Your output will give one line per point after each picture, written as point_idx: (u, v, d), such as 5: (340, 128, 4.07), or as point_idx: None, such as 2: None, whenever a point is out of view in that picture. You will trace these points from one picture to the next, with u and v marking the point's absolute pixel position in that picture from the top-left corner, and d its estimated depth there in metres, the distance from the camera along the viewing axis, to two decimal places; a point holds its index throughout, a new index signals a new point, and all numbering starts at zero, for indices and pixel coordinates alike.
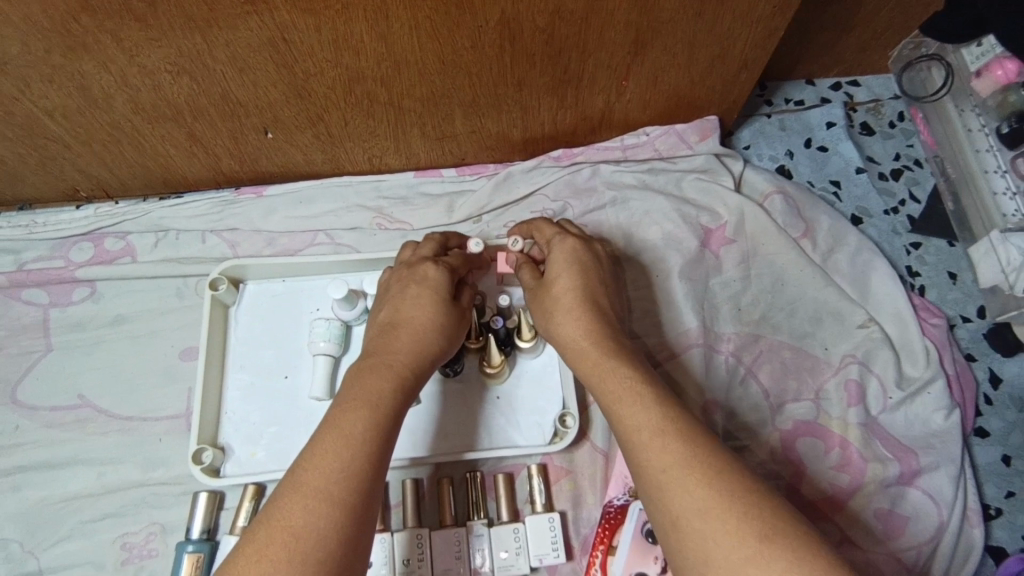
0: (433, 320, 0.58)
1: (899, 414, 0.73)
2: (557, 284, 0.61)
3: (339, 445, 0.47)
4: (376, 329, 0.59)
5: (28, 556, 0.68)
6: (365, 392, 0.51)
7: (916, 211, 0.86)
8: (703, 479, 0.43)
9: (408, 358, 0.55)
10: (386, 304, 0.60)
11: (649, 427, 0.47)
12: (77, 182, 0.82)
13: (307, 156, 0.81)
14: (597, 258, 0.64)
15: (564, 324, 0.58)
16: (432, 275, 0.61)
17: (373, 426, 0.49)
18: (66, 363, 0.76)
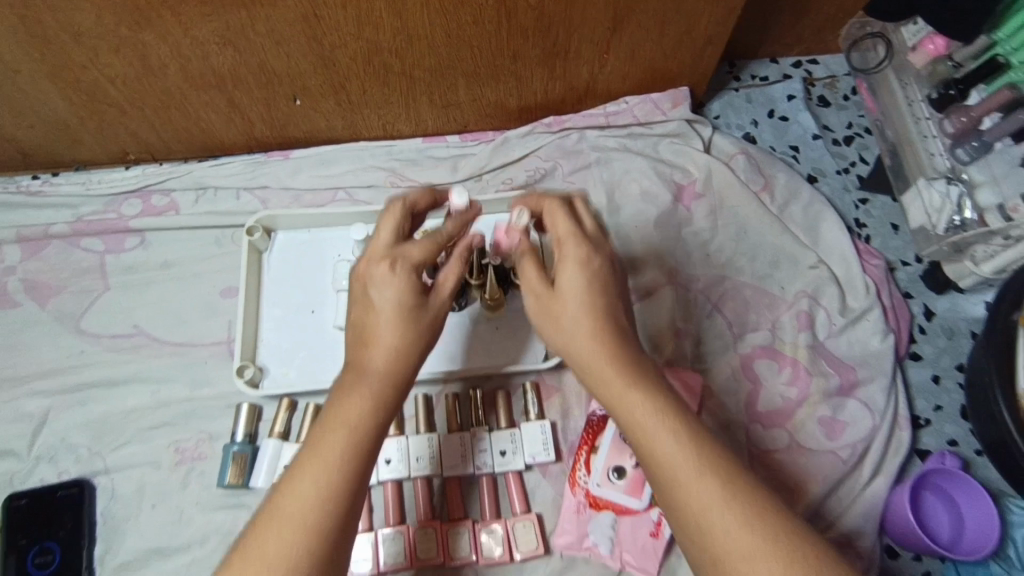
0: (405, 332, 0.54)
1: (842, 338, 0.84)
2: (570, 303, 0.55)
3: (317, 478, 0.48)
4: (349, 337, 0.56)
5: (97, 457, 0.80)
6: (343, 419, 0.51)
7: (864, 171, 0.98)
8: (746, 527, 0.45)
9: (384, 376, 0.53)
10: (356, 309, 0.56)
11: (684, 468, 0.48)
12: (127, 145, 0.93)
13: (329, 122, 0.93)
14: (609, 263, 0.58)
15: (584, 345, 0.54)
16: (397, 284, 0.56)
17: (348, 454, 0.50)
18: (122, 299, 0.88)
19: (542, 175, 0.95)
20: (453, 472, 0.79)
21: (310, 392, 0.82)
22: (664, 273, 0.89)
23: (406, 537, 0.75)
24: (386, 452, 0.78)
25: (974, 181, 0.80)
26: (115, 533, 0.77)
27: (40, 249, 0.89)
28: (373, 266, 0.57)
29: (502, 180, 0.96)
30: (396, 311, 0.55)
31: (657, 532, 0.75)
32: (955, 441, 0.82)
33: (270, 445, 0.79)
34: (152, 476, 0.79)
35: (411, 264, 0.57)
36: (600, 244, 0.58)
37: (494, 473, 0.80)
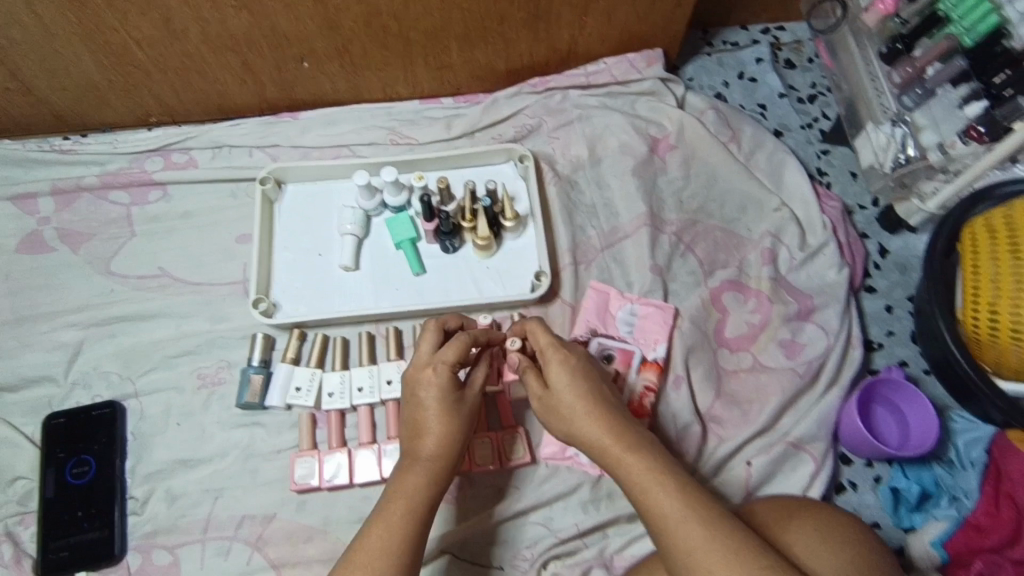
0: (450, 424, 0.70)
1: (802, 271, 0.93)
2: (565, 396, 0.69)
3: (388, 537, 0.63)
4: (405, 430, 0.71)
5: (127, 381, 0.89)
6: (404, 491, 0.66)
7: (826, 126, 1.06)
8: (724, 561, 0.59)
9: (437, 457, 0.69)
10: (409, 406, 0.71)
11: (673, 515, 0.62)
12: (150, 108, 1.03)
13: (334, 84, 1.02)
14: (588, 361, 0.74)
15: (585, 425, 0.68)
16: (436, 384, 0.70)
17: (412, 518, 0.65)
18: (147, 245, 0.97)
19: (529, 132, 1.04)
20: None
21: (318, 323, 0.91)
22: (642, 217, 0.97)
23: None
24: (387, 374, 0.86)
25: (917, 124, 0.87)
26: (144, 448, 0.86)
27: (72, 201, 0.99)
28: (416, 375, 0.71)
29: (492, 136, 1.04)
30: (441, 409, 0.69)
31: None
32: (905, 362, 0.90)
33: (284, 369, 0.87)
34: (176, 399, 0.88)
35: (447, 366, 0.71)
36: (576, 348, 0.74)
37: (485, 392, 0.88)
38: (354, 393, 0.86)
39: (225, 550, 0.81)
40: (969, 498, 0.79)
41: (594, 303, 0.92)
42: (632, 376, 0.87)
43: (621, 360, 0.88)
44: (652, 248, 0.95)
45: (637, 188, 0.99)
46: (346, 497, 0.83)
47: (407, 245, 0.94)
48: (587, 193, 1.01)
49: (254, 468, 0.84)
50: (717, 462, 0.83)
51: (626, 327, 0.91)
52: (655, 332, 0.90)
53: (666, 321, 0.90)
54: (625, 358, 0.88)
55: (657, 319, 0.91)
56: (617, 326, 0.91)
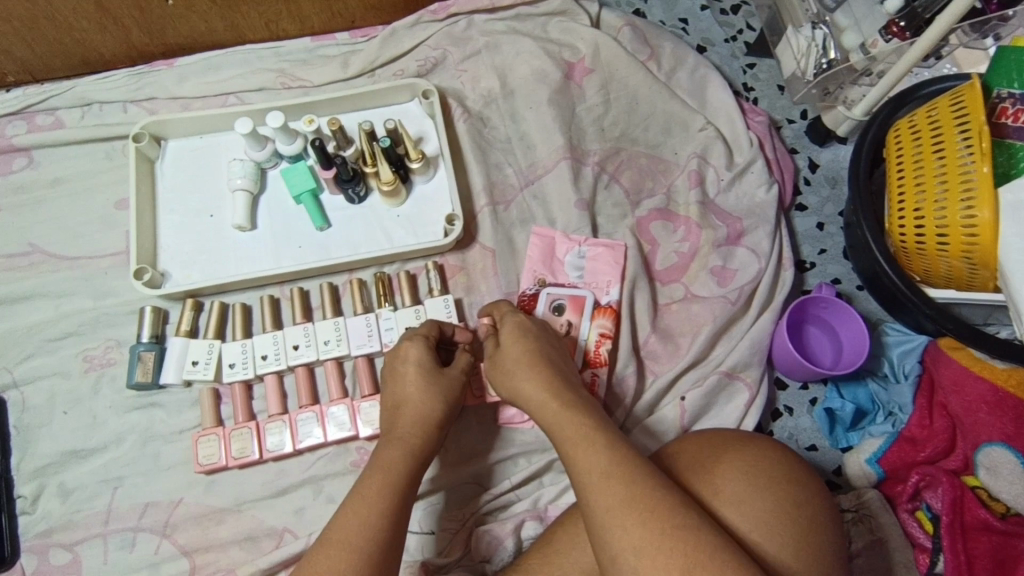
0: (432, 397, 0.66)
1: (730, 193, 0.87)
2: (511, 355, 0.70)
3: (364, 507, 0.56)
4: (386, 410, 0.67)
5: (5, 371, 0.80)
6: (381, 463, 0.61)
7: (751, 37, 1.00)
8: (640, 519, 0.52)
9: (414, 430, 0.64)
10: (386, 389, 0.68)
11: (596, 472, 0.56)
12: (4, 66, 0.90)
13: (209, 24, 0.91)
14: (545, 323, 0.75)
15: (529, 386, 0.66)
16: (413, 353, 0.68)
17: (381, 487, 0.58)
18: (15, 219, 0.86)
19: (433, 64, 0.95)
20: (361, 350, 0.80)
21: (213, 289, 0.83)
22: (560, 149, 0.90)
23: (319, 417, 0.77)
24: (293, 339, 0.80)
25: (839, 24, 0.81)
26: (30, 441, 0.78)
27: None
28: (395, 350, 0.70)
29: (393, 73, 0.96)
30: (424, 379, 0.67)
31: (592, 390, 0.77)
32: (838, 279, 0.86)
33: (178, 342, 0.79)
34: (62, 385, 0.80)
35: (424, 335, 0.71)
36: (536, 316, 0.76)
37: None
38: (257, 362, 0.79)
39: (129, 542, 0.74)
40: (904, 412, 0.76)
41: (540, 249, 0.86)
42: (586, 324, 0.80)
43: (573, 307, 0.81)
44: (574, 181, 0.89)
45: (554, 118, 0.92)
46: (259, 473, 0.77)
47: (308, 197, 0.85)
48: (501, 128, 0.94)
49: (156, 452, 0.77)
50: (652, 400, 0.78)
51: (575, 272, 0.85)
52: (605, 274, 0.84)
53: (616, 260, 0.84)
54: (576, 305, 0.81)
55: (608, 258, 0.84)
56: (565, 272, 0.85)
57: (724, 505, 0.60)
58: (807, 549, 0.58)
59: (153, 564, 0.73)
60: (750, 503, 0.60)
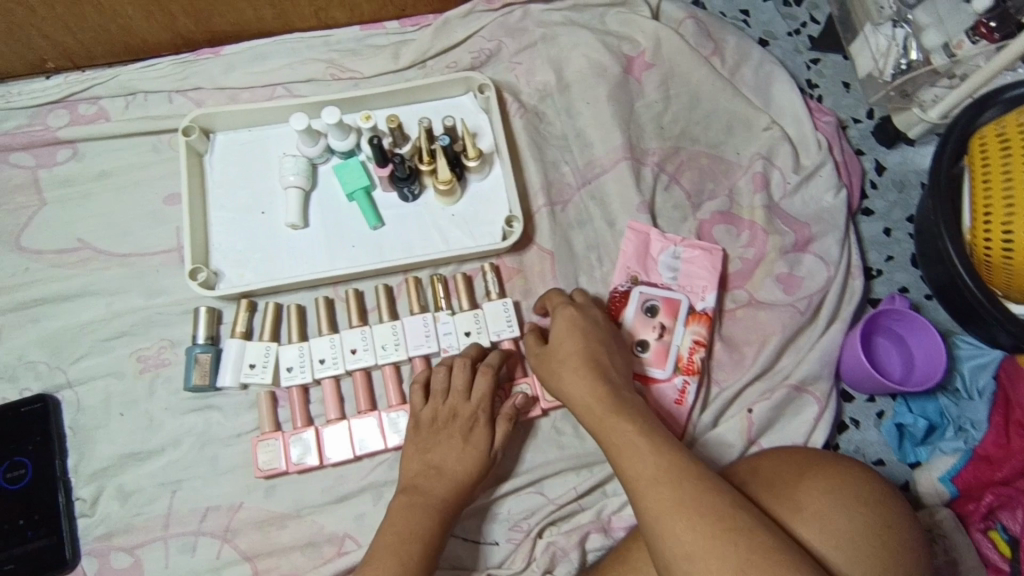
0: (473, 469, 0.70)
1: (797, 197, 0.85)
2: (561, 352, 0.69)
3: (392, 563, 0.61)
4: (421, 468, 0.70)
5: (57, 372, 0.78)
6: (415, 527, 0.64)
7: (815, 31, 0.97)
8: (691, 523, 0.53)
9: (451, 501, 0.68)
10: (425, 445, 0.71)
11: (642, 476, 0.57)
12: (45, 51, 0.87)
13: (257, 12, 0.88)
14: (595, 318, 0.73)
15: (574, 387, 0.66)
16: (478, 431, 0.71)
17: (418, 555, 0.63)
18: (62, 212, 0.84)
19: (487, 57, 0.92)
20: (419, 352, 0.79)
21: (267, 289, 0.81)
22: (620, 149, 0.88)
23: (379, 422, 0.76)
24: (351, 342, 0.78)
25: (921, 23, 0.79)
26: (86, 444, 0.76)
27: None
28: (455, 414, 0.72)
29: (447, 64, 0.92)
30: (476, 462, 0.70)
31: (681, 398, 0.76)
32: (905, 288, 0.84)
33: (233, 344, 0.77)
34: (116, 386, 0.78)
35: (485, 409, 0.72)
36: (586, 308, 0.73)
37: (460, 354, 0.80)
38: (315, 365, 0.77)
39: (191, 545, 0.73)
40: (977, 429, 0.74)
41: (634, 245, 0.84)
42: (680, 328, 0.79)
43: (665, 309, 0.80)
44: (634, 182, 0.87)
45: (613, 115, 0.89)
46: (318, 478, 0.76)
47: (361, 195, 0.83)
48: (557, 124, 0.91)
49: (214, 455, 0.76)
50: (716, 412, 0.76)
51: (669, 273, 0.83)
52: (701, 278, 0.82)
53: (713, 264, 0.82)
54: (671, 308, 0.80)
55: (702, 262, 0.82)
56: (658, 271, 0.83)
57: (788, 512, 0.59)
58: (883, 560, 0.57)
59: (216, 568, 0.73)
60: (816, 509, 0.59)
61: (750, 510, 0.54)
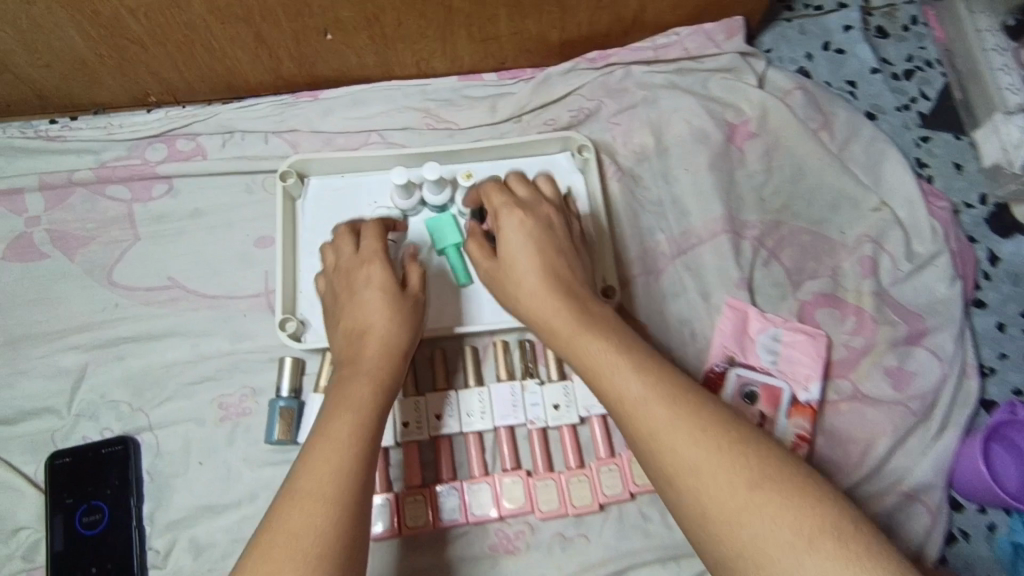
0: (388, 329, 0.62)
1: (908, 285, 0.81)
2: (511, 260, 0.64)
3: (332, 452, 0.53)
4: (343, 337, 0.63)
5: (138, 413, 0.77)
6: (351, 401, 0.57)
7: (925, 108, 0.94)
8: (693, 438, 0.49)
9: (377, 361, 0.60)
10: (342, 315, 0.64)
11: (630, 396, 0.53)
12: (149, 86, 0.87)
13: (361, 59, 0.87)
14: (547, 218, 0.67)
15: (534, 303, 0.62)
16: (374, 275, 0.64)
17: (349, 431, 0.55)
18: (155, 249, 0.84)
19: (586, 116, 0.90)
20: (504, 422, 0.76)
21: None
22: (719, 221, 0.85)
23: (461, 493, 0.74)
24: (437, 407, 0.77)
25: None
26: (163, 491, 0.75)
27: (65, 198, 0.85)
28: (350, 273, 0.66)
29: (544, 120, 0.91)
30: (388, 313, 0.62)
31: None
32: (1020, 390, 0.80)
33: (317, 400, 0.75)
34: (196, 432, 0.77)
35: (385, 262, 0.65)
36: (534, 205, 0.68)
37: (546, 426, 0.77)
38: (398, 430, 0.75)
39: None
40: None
41: (731, 324, 0.81)
42: (782, 419, 0.76)
43: (766, 398, 0.77)
44: (733, 255, 0.84)
45: (714, 184, 0.87)
46: (390, 547, 0.73)
47: (452, 251, 0.79)
48: (654, 189, 0.89)
49: None
50: None
51: (768, 356, 0.79)
52: (804, 366, 0.78)
53: (817, 352, 0.79)
54: (771, 397, 0.77)
55: (805, 348, 0.79)
56: (756, 353, 0.80)
57: None
58: None
59: None
60: None
61: (749, 425, 0.51)
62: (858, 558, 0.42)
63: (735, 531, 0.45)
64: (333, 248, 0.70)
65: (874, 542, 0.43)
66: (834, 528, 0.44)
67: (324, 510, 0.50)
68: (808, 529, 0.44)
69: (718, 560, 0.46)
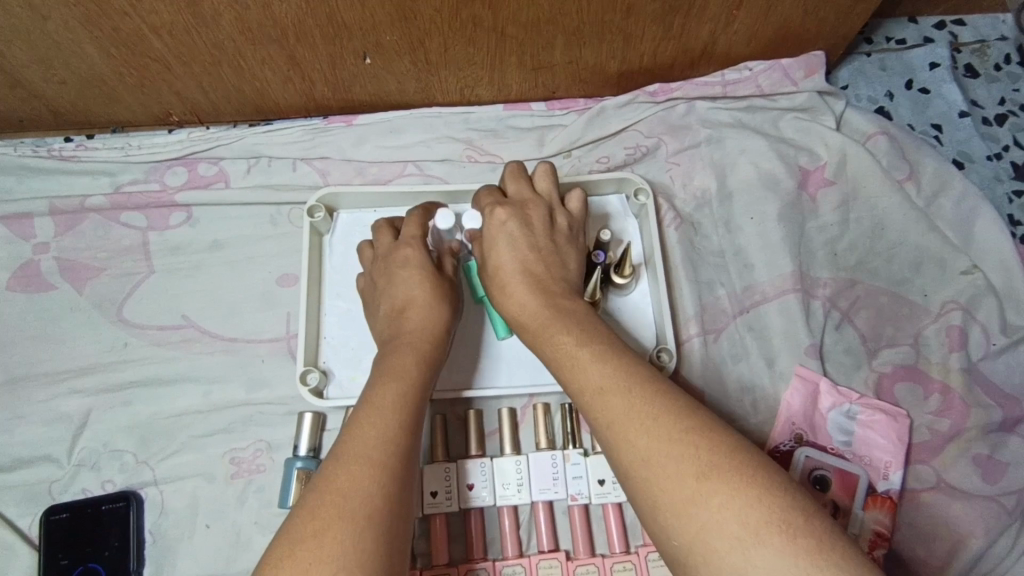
0: (428, 307, 0.62)
1: (1001, 360, 0.73)
2: (494, 259, 0.62)
3: (376, 416, 0.50)
4: (386, 310, 0.63)
5: (143, 466, 0.70)
6: (397, 369, 0.55)
7: (1019, 158, 0.85)
8: (643, 427, 0.44)
9: (418, 335, 0.59)
10: (382, 294, 0.65)
11: (589, 387, 0.49)
12: (172, 105, 0.81)
13: (400, 85, 0.80)
14: (528, 218, 0.63)
15: (515, 298, 0.59)
16: (412, 255, 0.65)
17: (397, 393, 0.53)
18: (170, 284, 0.77)
19: (643, 154, 0.83)
20: (543, 496, 0.68)
21: None
22: (789, 278, 0.77)
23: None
24: (469, 476, 0.68)
25: None
26: (165, 555, 0.68)
27: (76, 224, 0.79)
28: (392, 254, 0.66)
29: (596, 157, 0.83)
30: (433, 291, 0.63)
31: None
32: None
33: None
34: (205, 489, 0.70)
35: (421, 245, 0.66)
36: (518, 205, 0.64)
37: (588, 502, 0.69)
38: (426, 499, 0.67)
39: None
40: None
41: (801, 397, 0.72)
42: (857, 511, 0.67)
43: (839, 484, 0.68)
44: (804, 317, 0.75)
45: (783, 236, 0.78)
46: None
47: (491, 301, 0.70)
48: (715, 238, 0.80)
49: None
50: None
51: (842, 436, 0.71)
52: (883, 451, 0.70)
53: (899, 435, 0.70)
54: (845, 484, 0.68)
55: (884, 429, 0.71)
56: (828, 432, 0.72)
57: None
58: None
59: None
60: None
61: (705, 411, 0.45)
62: (805, 552, 0.35)
63: (681, 525, 0.39)
64: (372, 245, 0.71)
65: (829, 536, 0.36)
66: (784, 519, 0.37)
67: (375, 471, 0.45)
68: (757, 520, 0.37)
69: (673, 555, 0.40)
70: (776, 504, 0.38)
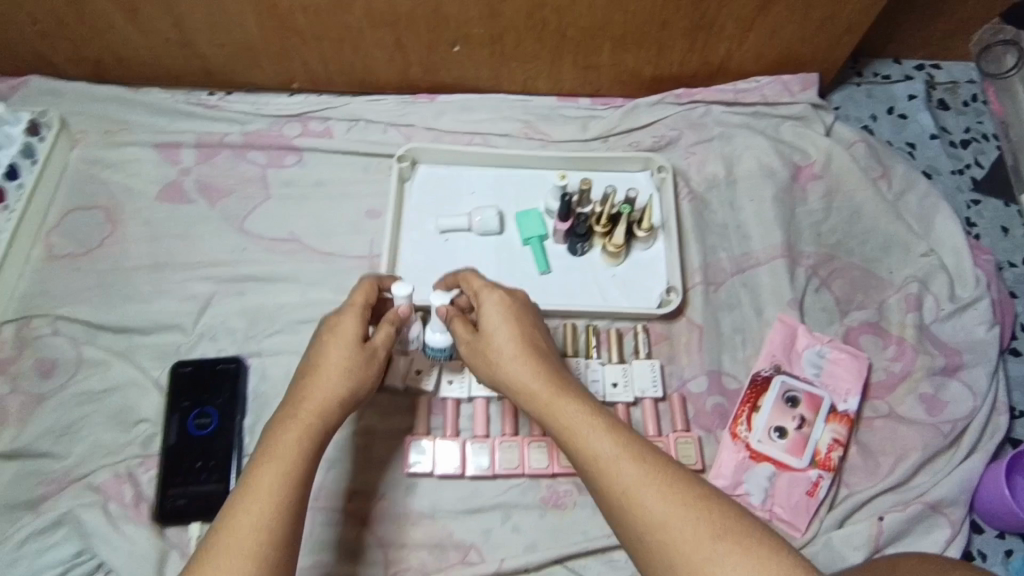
0: (343, 380, 0.64)
1: (948, 323, 0.89)
2: (492, 339, 0.66)
3: (264, 496, 0.55)
4: (304, 372, 0.64)
5: (251, 340, 0.89)
6: (292, 445, 0.58)
7: (979, 174, 1.03)
8: (663, 492, 0.53)
9: (323, 407, 0.62)
10: (311, 354, 0.65)
11: (601, 456, 0.57)
12: (296, 74, 1.03)
13: (478, 72, 1.02)
14: (520, 305, 0.69)
15: (517, 371, 0.64)
16: (348, 326, 0.66)
17: (292, 473, 0.56)
18: (282, 208, 0.97)
19: (667, 142, 1.02)
20: None
21: None
22: (778, 247, 0.94)
23: (520, 448, 0.83)
24: None
25: None
26: (263, 409, 0.85)
27: (212, 156, 0.99)
28: (331, 321, 0.67)
29: (628, 142, 1.02)
30: (351, 366, 0.64)
31: (812, 491, 0.81)
32: None
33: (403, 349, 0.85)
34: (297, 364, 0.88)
35: (360, 317, 0.67)
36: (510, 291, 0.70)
37: (602, 401, 0.86)
38: (473, 384, 0.86)
39: (334, 521, 0.79)
40: None
41: (781, 336, 0.89)
42: (820, 424, 0.84)
43: (807, 403, 0.85)
44: (789, 278, 0.92)
45: (777, 214, 0.96)
46: (456, 487, 0.82)
47: (536, 242, 0.94)
48: (720, 213, 0.98)
49: (367, 445, 0.83)
50: (845, 512, 0.80)
51: (813, 369, 0.87)
52: (846, 381, 0.86)
53: (859, 370, 0.86)
54: (813, 403, 0.85)
55: (849, 365, 0.87)
56: (802, 365, 0.88)
57: None
58: None
59: (355, 552, 0.78)
60: None
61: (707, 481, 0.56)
62: None
63: None
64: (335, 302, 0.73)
65: None
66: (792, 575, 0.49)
67: (244, 560, 0.51)
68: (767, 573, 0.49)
69: None
70: (779, 562, 0.49)
